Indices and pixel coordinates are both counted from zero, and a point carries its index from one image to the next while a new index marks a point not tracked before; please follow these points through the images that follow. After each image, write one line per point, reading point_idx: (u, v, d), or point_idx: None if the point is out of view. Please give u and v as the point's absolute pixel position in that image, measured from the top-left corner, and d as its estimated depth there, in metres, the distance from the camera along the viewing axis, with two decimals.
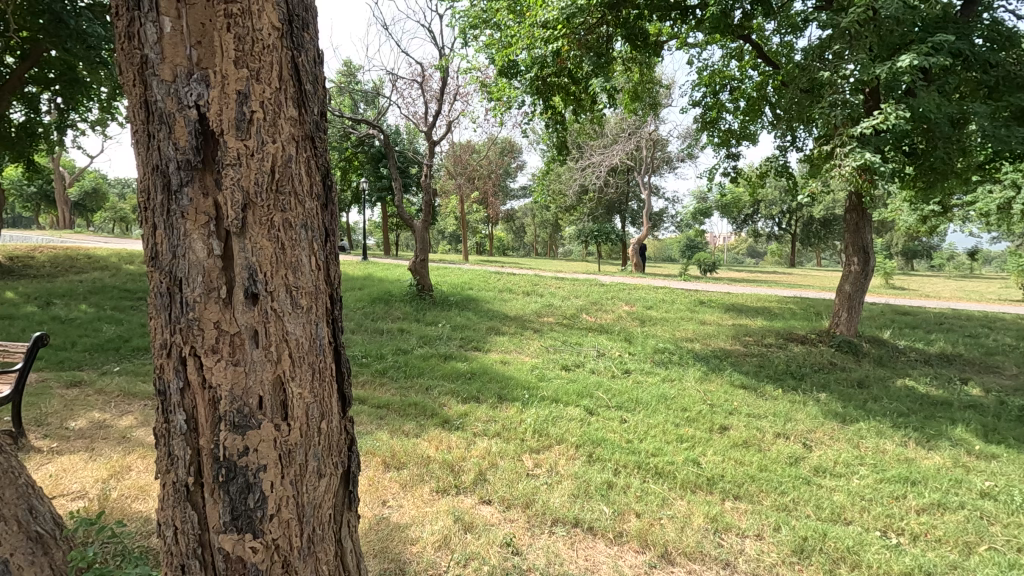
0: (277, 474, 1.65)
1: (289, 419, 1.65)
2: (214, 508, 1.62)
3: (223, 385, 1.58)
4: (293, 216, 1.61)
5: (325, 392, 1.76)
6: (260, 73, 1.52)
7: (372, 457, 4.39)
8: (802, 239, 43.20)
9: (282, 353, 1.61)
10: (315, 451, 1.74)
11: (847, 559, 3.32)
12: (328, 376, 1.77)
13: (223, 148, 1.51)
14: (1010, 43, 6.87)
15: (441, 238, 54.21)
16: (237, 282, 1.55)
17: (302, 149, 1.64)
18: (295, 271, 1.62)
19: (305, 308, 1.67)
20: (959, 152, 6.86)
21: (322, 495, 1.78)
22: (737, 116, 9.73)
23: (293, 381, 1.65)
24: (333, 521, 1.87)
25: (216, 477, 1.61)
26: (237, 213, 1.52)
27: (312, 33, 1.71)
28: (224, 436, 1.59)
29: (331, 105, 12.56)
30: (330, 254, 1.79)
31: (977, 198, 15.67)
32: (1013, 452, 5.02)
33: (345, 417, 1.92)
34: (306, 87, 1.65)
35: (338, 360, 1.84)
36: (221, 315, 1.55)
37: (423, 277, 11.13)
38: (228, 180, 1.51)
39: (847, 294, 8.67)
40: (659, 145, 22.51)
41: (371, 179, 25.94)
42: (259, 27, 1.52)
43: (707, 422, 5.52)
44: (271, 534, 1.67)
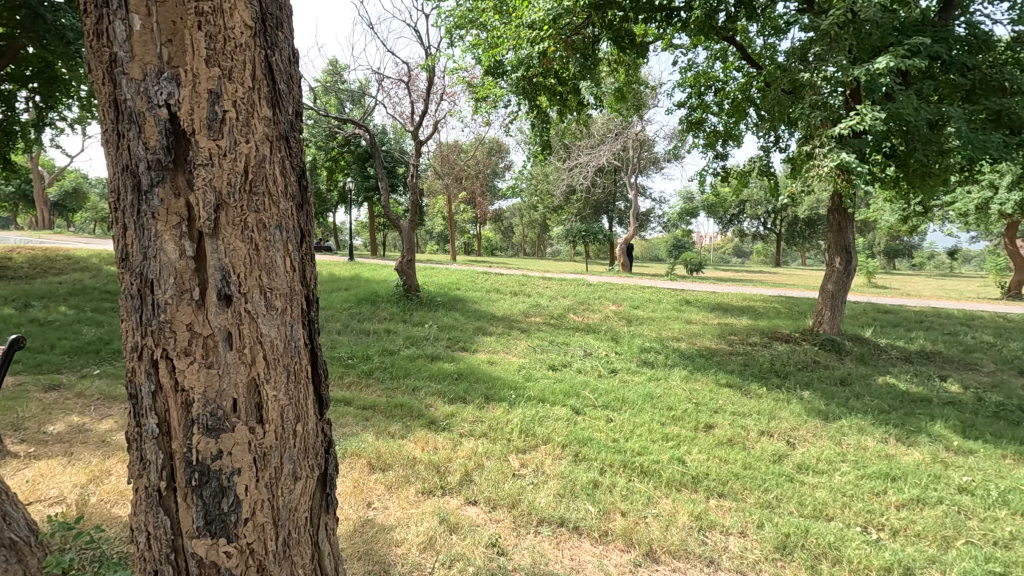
0: (251, 478, 1.63)
1: (264, 421, 1.63)
2: (187, 513, 1.60)
3: (195, 388, 1.56)
4: (267, 216, 1.60)
5: (301, 395, 1.74)
6: (232, 72, 1.51)
7: (357, 459, 4.36)
8: (787, 238, 43.72)
9: (256, 355, 1.60)
10: (290, 454, 1.72)
11: (828, 555, 3.37)
12: (304, 378, 1.76)
13: (194, 148, 1.49)
14: (985, 47, 7.00)
15: (429, 238, 54.12)
16: (210, 285, 1.53)
17: (276, 149, 1.63)
18: (269, 273, 1.61)
19: (280, 310, 1.65)
20: (937, 154, 6.98)
21: (297, 498, 1.76)
22: (722, 116, 9.81)
23: (268, 383, 1.63)
24: (311, 525, 1.85)
25: (189, 481, 1.59)
26: (210, 213, 1.51)
27: (287, 31, 1.70)
28: (197, 440, 1.57)
29: (317, 104, 12.45)
30: (306, 255, 1.78)
31: (956, 198, 15.99)
32: (990, 448, 5.12)
33: (322, 419, 1.90)
34: (279, 87, 1.64)
35: (315, 361, 1.82)
36: (194, 317, 1.53)
37: (410, 277, 11.09)
38: (200, 180, 1.50)
39: (830, 293, 8.78)
40: (646, 146, 22.65)
41: (358, 180, 25.80)
42: (230, 26, 1.50)
43: (693, 421, 5.56)
44: (245, 538, 1.65)
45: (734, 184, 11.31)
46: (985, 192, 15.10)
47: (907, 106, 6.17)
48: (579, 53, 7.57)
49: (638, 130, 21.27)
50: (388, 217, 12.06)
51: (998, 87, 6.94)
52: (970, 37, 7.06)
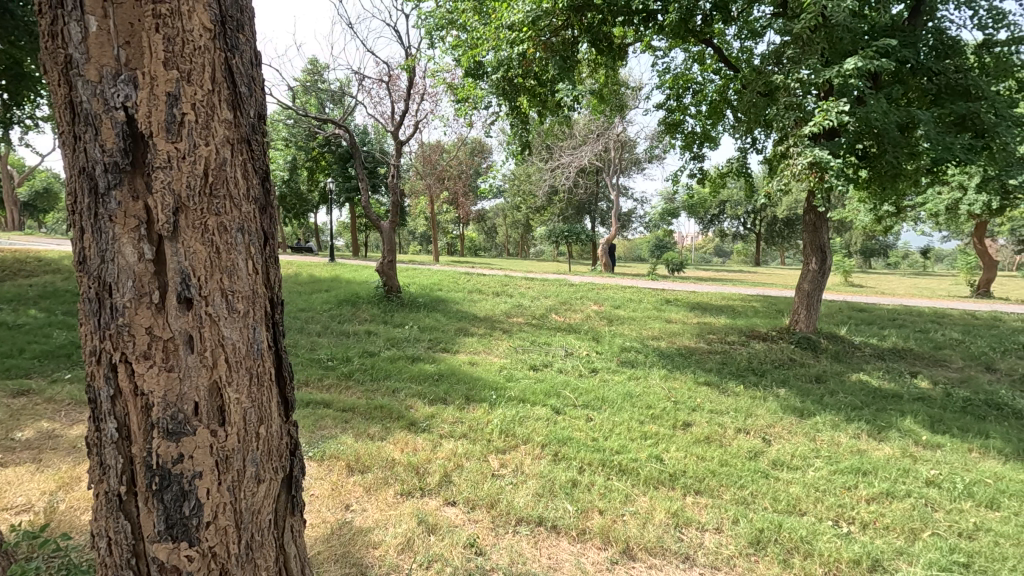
0: (214, 481, 1.62)
1: (226, 424, 1.63)
2: (149, 517, 1.59)
3: (155, 392, 1.55)
4: (228, 219, 1.59)
5: (264, 397, 1.74)
6: (191, 74, 1.50)
7: (336, 461, 4.34)
8: (767, 238, 44.46)
9: (217, 358, 1.59)
10: (253, 456, 1.71)
11: (800, 549, 3.44)
12: (268, 381, 1.75)
13: (153, 151, 1.48)
14: (952, 52, 7.21)
15: (412, 238, 53.94)
16: (170, 287, 1.52)
17: (238, 151, 1.62)
18: (231, 276, 1.60)
19: (242, 313, 1.64)
20: (906, 156, 7.17)
21: (261, 500, 1.75)
22: (699, 119, 9.94)
23: (230, 386, 1.63)
24: (277, 528, 1.85)
25: (150, 485, 1.58)
26: (169, 216, 1.50)
27: (248, 34, 1.69)
28: (157, 443, 1.56)
29: (296, 104, 12.32)
30: (270, 257, 1.77)
31: (927, 199, 16.45)
32: (957, 442, 5.27)
33: (288, 421, 1.90)
34: (240, 90, 1.64)
35: (279, 363, 1.82)
36: (154, 320, 1.53)
37: (391, 278, 11.05)
38: (159, 183, 1.49)
39: (805, 292, 8.93)
40: (627, 147, 22.85)
41: (339, 180, 25.59)
42: (189, 28, 1.50)
43: (671, 419, 5.63)
44: (208, 542, 1.64)
45: (712, 185, 11.46)
46: (953, 193, 15.54)
47: (876, 110, 6.31)
48: (558, 55, 7.62)
49: (619, 132, 21.46)
50: (369, 217, 11.97)
51: (964, 92, 7.14)
52: (938, 42, 7.27)
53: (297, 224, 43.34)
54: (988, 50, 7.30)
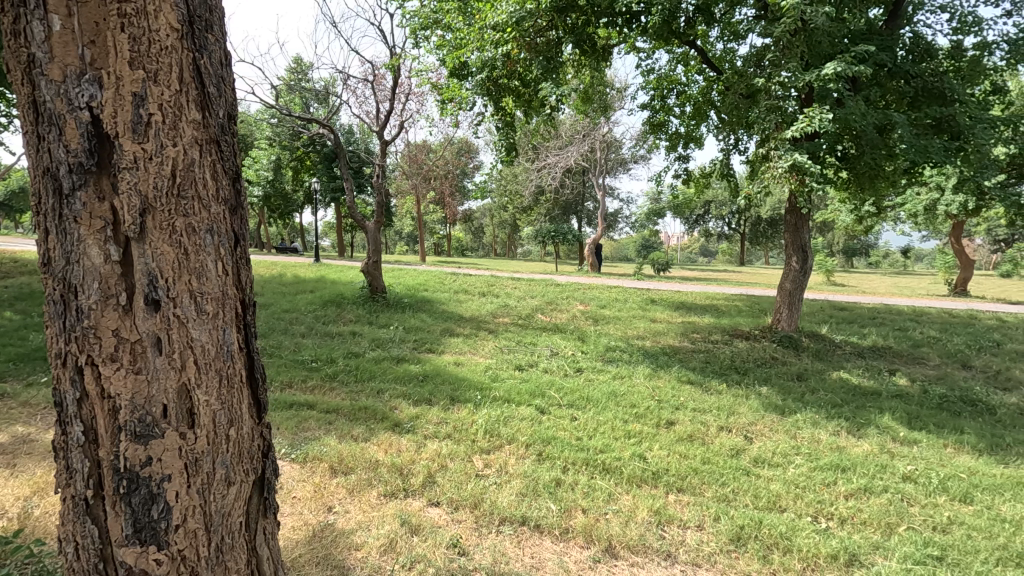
0: (183, 483, 1.61)
1: (195, 426, 1.62)
2: (116, 521, 1.57)
3: (122, 394, 1.53)
4: (197, 220, 1.58)
5: (234, 400, 1.73)
6: (158, 74, 1.50)
7: (319, 463, 4.31)
8: (751, 238, 45.00)
9: (186, 360, 1.58)
10: (223, 459, 1.70)
11: (779, 545, 3.48)
12: (238, 383, 1.74)
13: (118, 151, 1.47)
14: (927, 56, 7.36)
15: (399, 238, 53.74)
16: (137, 289, 1.51)
17: (206, 152, 1.62)
18: (199, 277, 1.59)
19: (211, 314, 1.63)
20: (883, 157, 7.30)
21: (231, 502, 1.73)
22: (683, 119, 10.02)
23: (200, 388, 1.62)
24: (249, 532, 1.84)
25: (117, 489, 1.56)
26: (135, 218, 1.48)
27: (217, 34, 1.68)
28: (125, 446, 1.54)
29: (280, 103, 12.22)
30: (240, 259, 1.76)
31: (906, 200, 16.76)
32: (933, 438, 5.38)
33: (260, 423, 1.88)
34: (209, 90, 1.63)
35: (251, 365, 1.81)
36: (120, 322, 1.51)
37: (376, 278, 11.00)
38: (125, 183, 1.47)
39: (787, 291, 9.04)
40: (613, 148, 23.00)
41: (324, 180, 25.42)
42: (155, 28, 1.49)
43: (654, 417, 5.67)
44: (177, 546, 1.63)
45: (696, 185, 11.57)
46: (930, 194, 15.87)
47: (854, 112, 6.42)
48: (541, 55, 7.63)
49: (605, 132, 21.60)
50: (354, 217, 11.89)
51: (939, 95, 7.28)
52: (914, 46, 7.42)
53: (281, 224, 42.92)
54: (962, 54, 7.48)
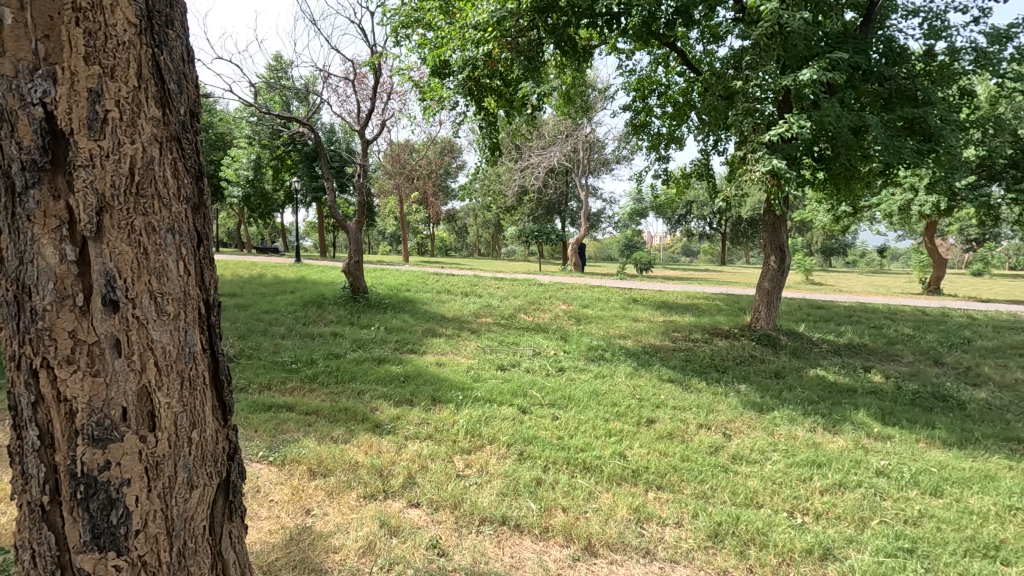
0: (142, 488, 1.59)
1: (156, 430, 1.60)
2: (74, 527, 1.54)
3: (80, 397, 1.51)
4: (157, 219, 1.57)
5: (198, 403, 1.71)
6: (115, 70, 1.49)
7: (297, 465, 4.26)
8: (732, 238, 45.58)
9: (146, 362, 1.57)
10: (185, 462, 1.68)
11: (756, 540, 3.53)
12: (201, 385, 1.72)
13: (73, 149, 1.45)
14: (900, 58, 7.52)
15: (382, 238, 53.42)
16: (94, 289, 1.49)
17: (167, 150, 1.60)
18: (160, 277, 1.57)
19: (173, 315, 1.62)
20: (857, 159, 7.44)
21: (194, 507, 1.71)
22: (664, 120, 10.10)
23: (160, 391, 1.60)
24: (215, 537, 1.82)
25: (74, 494, 1.53)
26: (91, 217, 1.46)
27: (179, 30, 1.67)
28: (83, 450, 1.52)
29: (259, 102, 12.06)
30: (203, 258, 1.74)
31: (882, 200, 17.11)
32: (906, 433, 5.49)
33: (226, 426, 1.87)
34: (170, 87, 1.61)
35: (215, 366, 1.80)
36: (77, 324, 1.48)
37: (358, 279, 10.92)
38: (79, 181, 1.45)
39: (766, 289, 9.17)
40: (595, 148, 23.12)
41: (305, 179, 25.17)
42: (113, 23, 1.48)
43: (635, 416, 5.71)
44: (138, 551, 1.61)
45: (676, 185, 11.67)
46: (905, 194, 16.23)
47: (830, 115, 6.52)
48: (522, 55, 7.63)
49: (588, 133, 21.70)
50: (334, 216, 11.78)
51: (912, 97, 7.43)
52: (887, 49, 7.57)
53: (262, 224, 42.37)
54: (932, 58, 7.66)
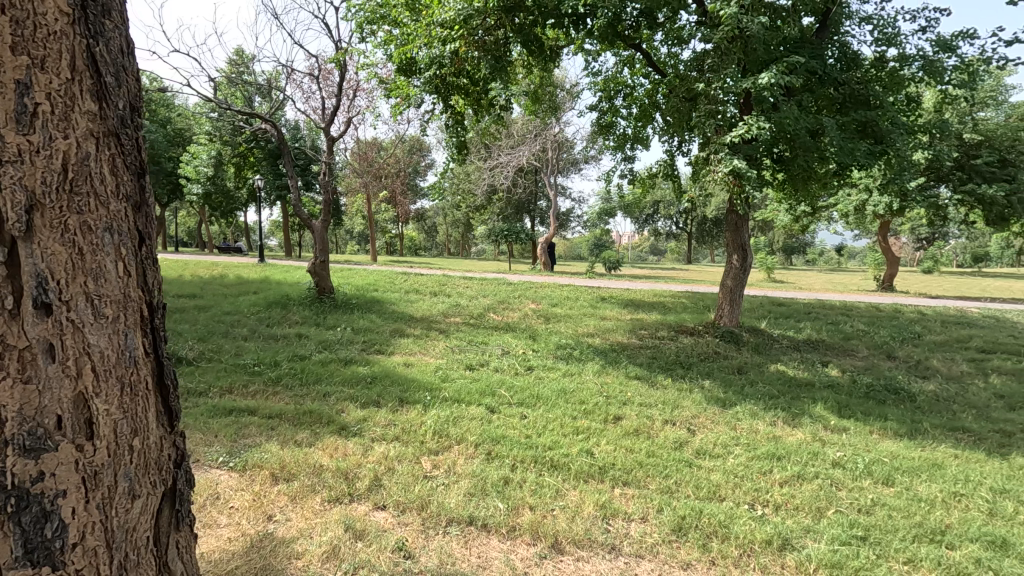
0: (81, 499, 1.56)
1: (95, 437, 1.59)
2: (2, 544, 1.43)
3: (7, 405, 1.44)
4: (93, 218, 1.57)
5: (138, 408, 1.73)
6: (45, 61, 1.46)
7: (259, 471, 4.15)
8: (698, 236, 46.57)
9: (82, 367, 1.55)
10: (126, 470, 1.69)
11: (718, 533, 3.61)
12: (141, 390, 1.74)
13: (1, 143, 1.41)
14: (853, 64, 7.83)
15: (349, 238, 52.63)
16: (24, 291, 1.44)
17: (103, 146, 1.61)
18: (96, 279, 1.57)
19: (111, 318, 1.62)
20: (814, 161, 7.69)
21: (136, 517, 1.72)
22: (630, 121, 10.24)
23: (98, 397, 1.59)
24: (157, 545, 1.83)
25: (3, 509, 1.43)
26: (21, 215, 1.42)
27: (114, 20, 1.68)
28: (11, 462, 1.43)
29: (219, 97, 11.71)
30: (145, 259, 1.78)
31: (838, 201, 17.74)
32: (860, 425, 5.71)
33: (167, 431, 1.89)
34: (105, 80, 1.62)
35: (154, 369, 1.81)
36: (4, 328, 1.42)
37: (323, 279, 10.73)
38: (7, 178, 1.41)
39: (728, 287, 9.38)
40: (564, 148, 23.28)
41: (269, 177, 24.59)
42: (42, 12, 1.46)
43: (602, 413, 5.77)
44: (73, 565, 1.55)
45: (642, 185, 11.84)
46: (860, 194, 16.85)
47: (788, 117, 6.72)
48: (489, 54, 7.62)
49: (557, 132, 21.84)
50: (299, 215, 11.54)
51: (864, 101, 7.74)
52: (841, 55, 7.86)
53: (225, 223, 41.23)
54: (883, 65, 7.99)
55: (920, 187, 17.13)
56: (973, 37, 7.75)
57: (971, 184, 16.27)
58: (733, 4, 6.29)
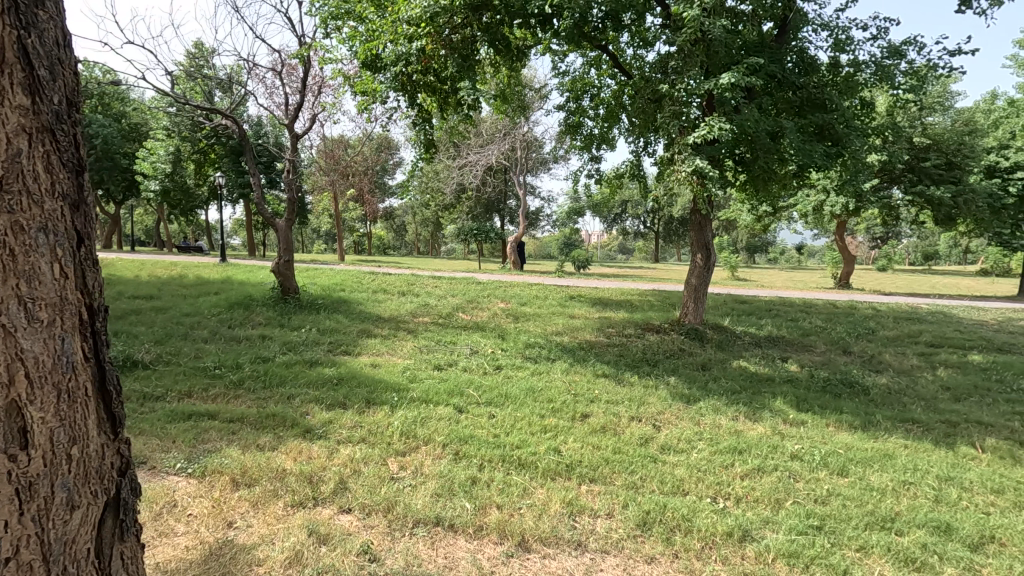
0: (14, 511, 1.50)
1: (29, 447, 1.54)
2: None
3: None
4: (26, 218, 1.52)
5: (77, 415, 1.67)
6: None
7: (219, 476, 4.04)
8: (665, 235, 47.40)
9: (15, 373, 1.49)
10: (64, 481, 1.63)
11: (682, 526, 3.68)
12: (81, 397, 1.69)
13: None
14: (810, 69, 8.08)
15: (316, 237, 51.66)
16: None
17: (37, 142, 1.56)
18: (29, 281, 1.52)
19: (46, 322, 1.56)
20: (774, 162, 7.91)
21: (76, 529, 1.67)
22: (597, 121, 10.34)
23: (32, 405, 1.54)
24: (99, 559, 1.77)
25: None
26: None
27: (48, 12, 1.63)
28: None
29: (177, 91, 11.32)
30: (84, 259, 1.72)
31: (797, 201, 18.31)
32: (817, 418, 5.91)
33: (109, 438, 1.84)
34: (39, 73, 1.57)
35: (95, 373, 1.76)
36: None
37: (288, 279, 10.51)
38: None
39: (693, 286, 9.58)
40: (533, 148, 23.39)
41: (231, 175, 23.92)
42: None
43: (570, 411, 5.82)
44: None
45: (609, 185, 11.98)
46: (818, 195, 17.42)
47: (749, 119, 6.88)
48: (456, 52, 7.59)
49: (526, 132, 21.92)
50: (262, 214, 11.26)
51: (821, 105, 7.99)
52: (799, 60, 8.11)
53: (185, 222, 39.95)
54: (838, 70, 8.27)
55: (873, 189, 17.84)
56: (921, 45, 8.09)
57: (920, 185, 17.04)
58: (696, 7, 6.42)
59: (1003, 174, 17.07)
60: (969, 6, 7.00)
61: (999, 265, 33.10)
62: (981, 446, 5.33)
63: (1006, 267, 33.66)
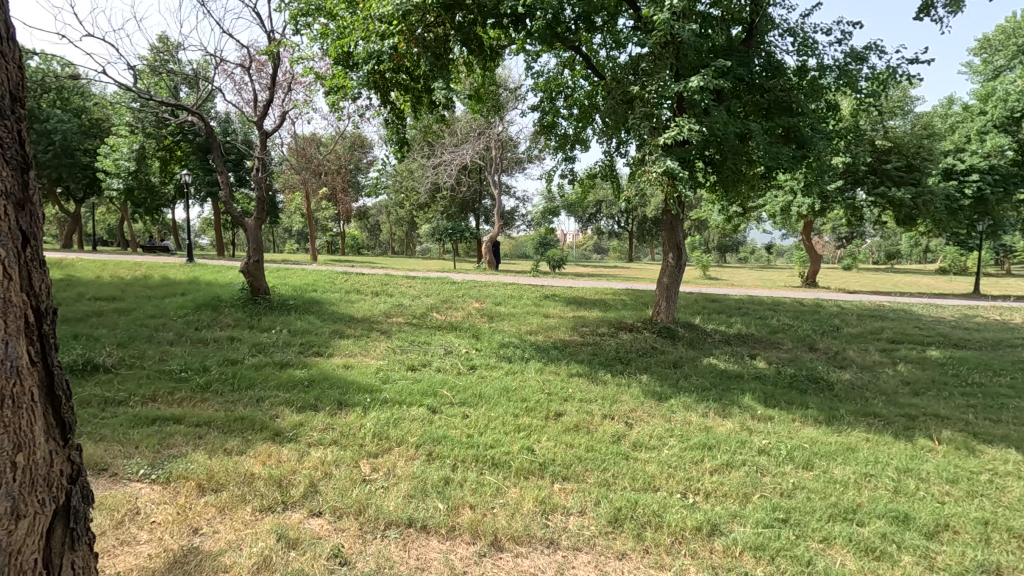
0: None
1: None
2: None
3: None
4: None
5: (23, 421, 1.62)
6: None
7: (184, 482, 3.94)
8: (639, 235, 47.97)
9: None
10: (9, 489, 1.58)
11: (652, 522, 3.74)
12: (26, 402, 1.64)
13: None
14: (777, 73, 8.26)
15: (287, 236, 50.74)
16: None
17: None
18: None
19: None
20: (742, 164, 8.07)
21: (22, 538, 1.61)
22: (571, 122, 10.40)
23: None
24: (47, 568, 1.72)
25: None
26: None
27: None
28: None
29: (140, 86, 10.99)
30: (29, 260, 1.67)
31: (766, 202, 18.74)
32: (784, 414, 6.06)
33: (57, 443, 1.78)
34: None
35: (41, 378, 1.71)
36: None
37: (257, 279, 10.31)
38: None
39: (665, 285, 9.72)
40: (508, 147, 23.40)
41: (198, 172, 23.33)
42: None
43: (544, 410, 5.84)
44: None
45: (583, 185, 12.05)
46: (785, 196, 17.86)
47: (718, 121, 7.02)
48: (429, 51, 7.57)
49: (501, 132, 21.91)
50: (231, 213, 11.00)
51: (788, 108, 8.18)
52: (766, 63, 8.28)
53: (150, 221, 38.85)
54: (804, 73, 8.47)
55: (838, 190, 18.36)
56: (881, 51, 8.37)
57: (882, 187, 17.60)
58: (666, 11, 6.53)
59: (960, 176, 17.76)
60: (927, 12, 7.24)
61: (956, 263, 34.42)
62: (938, 438, 5.54)
63: (963, 265, 35.03)
